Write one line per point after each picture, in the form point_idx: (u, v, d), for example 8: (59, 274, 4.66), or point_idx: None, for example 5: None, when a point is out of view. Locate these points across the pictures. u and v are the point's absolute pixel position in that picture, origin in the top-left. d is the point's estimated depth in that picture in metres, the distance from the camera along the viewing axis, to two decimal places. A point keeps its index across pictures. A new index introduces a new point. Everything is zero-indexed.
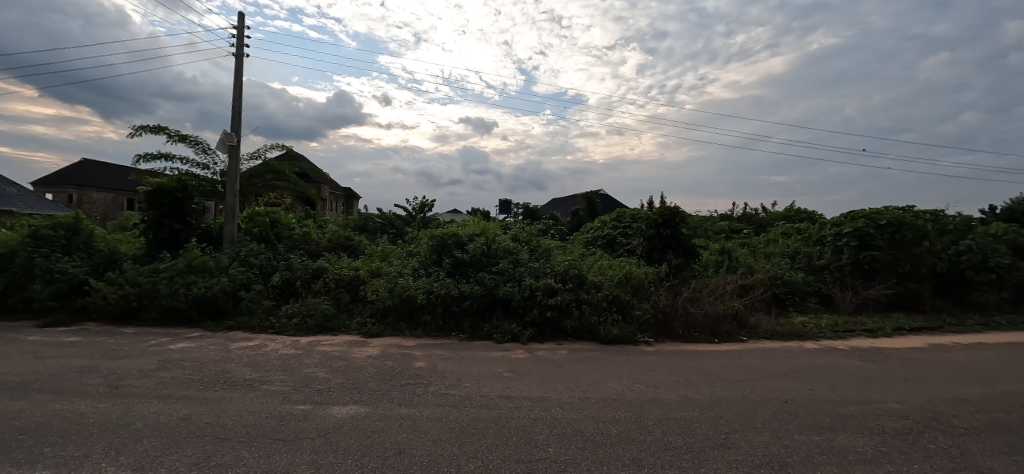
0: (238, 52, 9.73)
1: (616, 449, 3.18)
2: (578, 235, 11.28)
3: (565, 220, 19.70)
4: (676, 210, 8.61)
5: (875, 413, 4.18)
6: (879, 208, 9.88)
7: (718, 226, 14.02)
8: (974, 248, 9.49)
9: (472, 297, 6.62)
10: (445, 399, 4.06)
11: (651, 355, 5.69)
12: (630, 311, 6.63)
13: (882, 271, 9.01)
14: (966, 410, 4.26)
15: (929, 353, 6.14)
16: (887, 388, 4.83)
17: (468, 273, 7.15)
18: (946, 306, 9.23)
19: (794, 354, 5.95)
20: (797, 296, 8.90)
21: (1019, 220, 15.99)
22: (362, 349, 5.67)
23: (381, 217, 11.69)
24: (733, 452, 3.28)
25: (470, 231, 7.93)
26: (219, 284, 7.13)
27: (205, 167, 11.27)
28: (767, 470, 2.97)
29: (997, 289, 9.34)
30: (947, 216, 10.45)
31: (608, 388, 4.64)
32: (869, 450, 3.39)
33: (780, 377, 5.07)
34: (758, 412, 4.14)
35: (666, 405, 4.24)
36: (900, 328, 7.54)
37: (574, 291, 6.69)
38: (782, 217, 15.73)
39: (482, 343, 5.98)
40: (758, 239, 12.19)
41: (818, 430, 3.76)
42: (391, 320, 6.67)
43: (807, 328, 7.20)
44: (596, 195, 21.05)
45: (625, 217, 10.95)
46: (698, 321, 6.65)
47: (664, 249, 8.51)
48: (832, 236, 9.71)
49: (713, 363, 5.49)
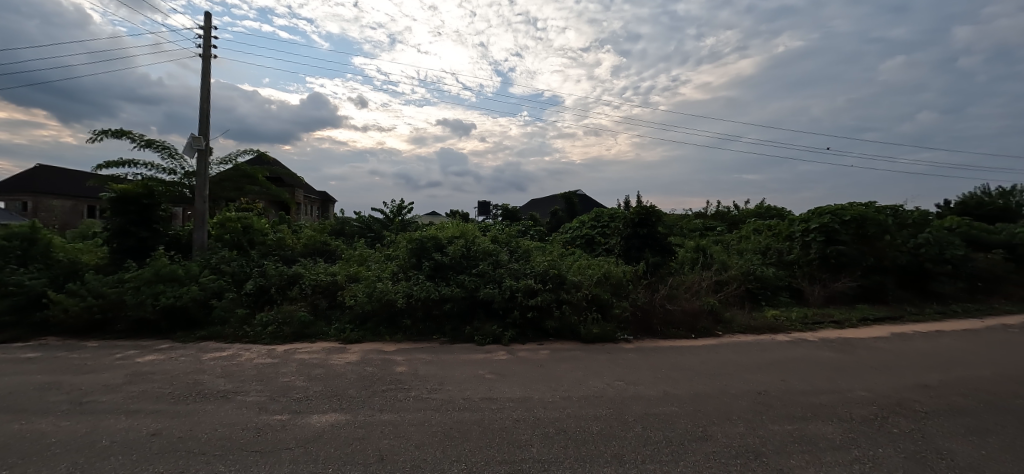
0: (206, 52, 9.43)
1: (599, 446, 3.23)
2: (558, 235, 11.25)
3: (544, 221, 19.49)
4: (653, 209, 8.75)
5: (844, 401, 4.39)
6: (844, 204, 10.28)
7: (693, 224, 14.21)
8: (932, 241, 9.97)
9: (453, 300, 6.54)
10: (427, 403, 4.03)
11: (631, 352, 5.78)
12: (610, 309, 6.67)
13: (848, 264, 9.42)
14: (926, 396, 4.54)
15: (893, 342, 6.44)
16: (854, 376, 5.06)
17: (447, 275, 7.04)
18: (908, 297, 9.66)
19: (767, 347, 6.14)
20: (770, 290, 9.18)
21: (971, 213, 16.36)
22: (341, 355, 5.59)
23: (358, 220, 11.50)
24: (710, 444, 3.41)
25: (449, 234, 7.76)
26: (189, 293, 6.89)
27: (172, 171, 10.84)
28: (744, 462, 3.14)
29: (954, 279, 9.86)
30: (906, 211, 10.97)
31: (589, 386, 4.69)
32: (836, 438, 3.60)
33: (755, 369, 5.24)
34: (734, 404, 4.28)
35: (647, 401, 4.33)
36: (865, 318, 7.89)
37: (554, 291, 6.67)
38: (754, 214, 16.20)
39: (463, 345, 5.96)
40: (732, 236, 12.44)
41: (790, 419, 3.94)
42: (371, 326, 6.56)
43: (779, 320, 7.45)
44: (575, 195, 21.12)
45: (603, 216, 11.02)
46: (676, 317, 6.81)
47: (641, 248, 8.64)
48: (801, 232, 10.06)
49: (691, 359, 5.61)
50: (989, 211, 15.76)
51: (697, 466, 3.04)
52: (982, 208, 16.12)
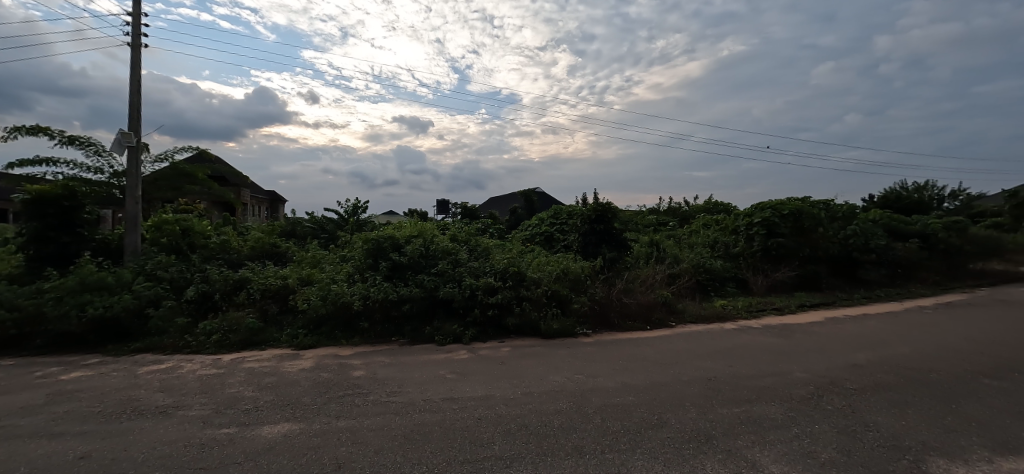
0: (135, 41, 8.69)
1: (560, 439, 3.28)
2: (517, 232, 11.28)
3: (504, 219, 19.54)
4: (609, 205, 8.98)
5: (785, 382, 4.71)
6: (784, 199, 11.01)
7: (647, 220, 14.71)
8: (859, 232, 10.87)
9: (412, 300, 6.41)
10: (386, 407, 3.93)
11: (590, 346, 5.91)
12: (569, 304, 6.79)
13: (787, 256, 10.11)
14: (855, 374, 4.95)
15: (826, 326, 6.98)
16: (793, 359, 5.43)
17: (406, 276, 6.89)
18: (839, 284, 10.50)
19: (716, 335, 6.47)
20: (718, 281, 9.68)
21: (891, 206, 17.99)
22: (294, 362, 5.34)
23: (311, 220, 11.05)
24: (666, 430, 3.55)
25: (406, 233, 7.56)
26: (121, 303, 6.32)
27: (99, 171, 9.92)
28: (696, 446, 3.30)
29: (877, 267, 10.82)
30: (837, 205, 11.86)
31: (550, 381, 4.75)
32: (779, 418, 3.86)
33: (706, 357, 5.51)
34: (688, 391, 4.48)
35: (606, 392, 4.45)
36: (801, 305, 8.51)
37: (514, 288, 6.69)
38: (703, 209, 17.02)
39: (424, 346, 5.87)
40: (683, 230, 12.97)
41: (738, 402, 4.18)
42: (326, 330, 6.32)
43: (727, 310, 7.88)
44: (534, 193, 21.33)
45: (562, 214, 11.07)
46: (632, 310, 7.04)
47: (598, 243, 8.85)
48: (745, 226, 10.66)
49: (647, 350, 5.81)
50: (905, 204, 17.41)
51: (654, 452, 3.16)
52: (899, 201, 17.77)
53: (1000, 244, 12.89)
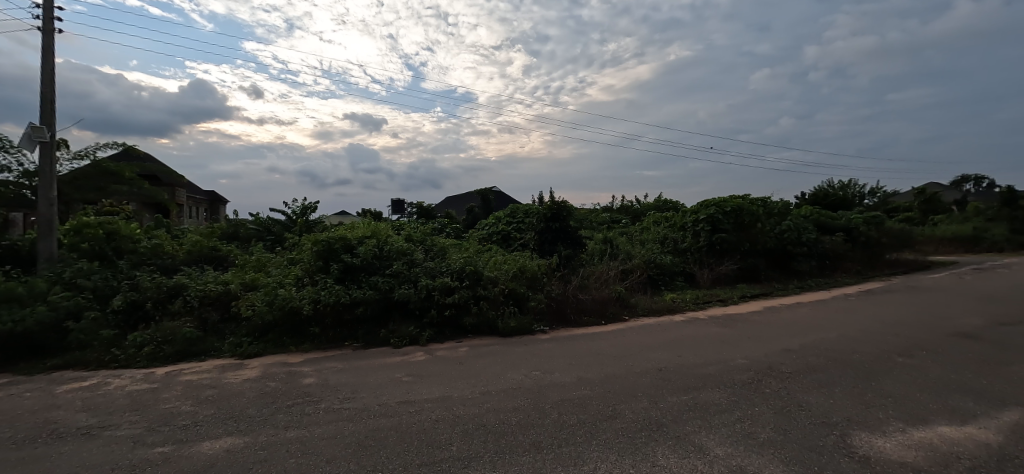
0: (47, 25, 7.84)
1: (518, 436, 3.30)
2: (474, 232, 11.22)
3: (461, 218, 19.40)
4: (564, 204, 9.17)
5: (728, 369, 5.00)
6: (726, 196, 11.71)
7: (601, 218, 15.11)
8: (792, 227, 11.73)
9: (366, 303, 6.22)
10: (339, 414, 3.78)
11: (548, 342, 6.00)
12: (526, 302, 6.86)
13: (729, 250, 10.75)
14: (789, 359, 5.34)
15: (765, 315, 7.49)
16: (736, 347, 5.77)
17: (359, 278, 6.67)
18: (776, 275, 11.29)
19: (666, 327, 6.76)
20: (667, 276, 10.11)
21: (819, 203, 19.55)
22: (238, 372, 5.03)
23: (255, 222, 10.48)
24: (619, 421, 3.66)
25: (359, 234, 7.30)
26: (34, 316, 5.68)
27: (4, 169, 8.86)
28: (648, 434, 3.43)
29: (808, 259, 11.73)
30: (773, 202, 12.69)
31: (507, 379, 4.77)
32: (723, 403, 4.09)
33: (657, 349, 5.74)
34: (640, 381, 4.65)
35: (562, 387, 4.52)
36: (743, 296, 9.07)
37: (471, 288, 6.67)
38: (653, 207, 17.73)
39: (379, 349, 5.71)
40: (635, 227, 13.45)
41: (686, 390, 4.39)
42: (273, 337, 6.00)
43: (676, 302, 8.25)
44: (491, 192, 21.33)
45: (518, 212, 10.93)
46: (587, 306, 7.22)
47: (554, 241, 8.99)
48: (692, 222, 11.22)
49: (601, 344, 5.97)
50: (831, 201, 18.99)
51: (609, 443, 3.25)
52: (826, 198, 19.35)
53: (910, 235, 14.37)
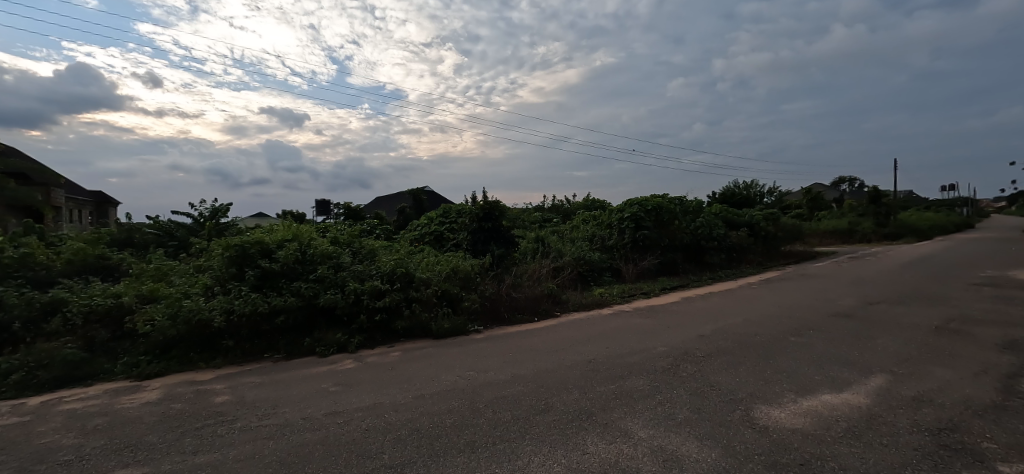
0: None
1: (452, 438, 3.29)
2: (405, 233, 10.94)
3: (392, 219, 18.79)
4: (497, 203, 9.25)
5: (650, 357, 5.38)
6: (647, 196, 12.53)
7: (533, 217, 15.47)
8: (705, 224, 12.84)
9: (287, 311, 5.83)
10: (257, 433, 3.52)
11: (482, 342, 6.04)
12: (460, 302, 6.84)
13: (651, 246, 11.53)
14: (703, 344, 5.86)
15: (682, 305, 8.14)
16: (657, 336, 6.21)
17: (279, 284, 6.21)
18: (691, 268, 12.31)
19: (595, 321, 7.11)
20: (596, 271, 10.61)
21: (727, 202, 21.61)
22: (136, 395, 4.48)
23: (154, 226, 9.38)
24: (551, 414, 3.79)
25: (278, 237, 6.80)
26: None
27: None
28: (578, 424, 3.59)
29: (718, 252, 12.93)
30: (688, 201, 13.80)
31: (441, 381, 4.73)
32: (645, 389, 4.40)
33: (587, 342, 6.02)
34: (571, 374, 4.85)
35: (496, 386, 4.58)
36: (663, 288, 9.78)
37: (402, 290, 6.51)
38: (582, 206, 18.49)
39: (303, 360, 5.38)
40: (565, 226, 13.92)
41: (613, 379, 4.65)
42: (178, 353, 5.41)
43: (604, 297, 8.69)
44: (423, 191, 20.89)
45: (451, 212, 10.90)
46: (520, 303, 7.38)
47: (487, 241, 9.05)
48: (618, 220, 11.86)
49: (534, 340, 6.12)
50: (737, 200, 21.11)
51: (541, 436, 3.35)
52: (733, 198, 21.45)
53: (799, 229, 16.42)
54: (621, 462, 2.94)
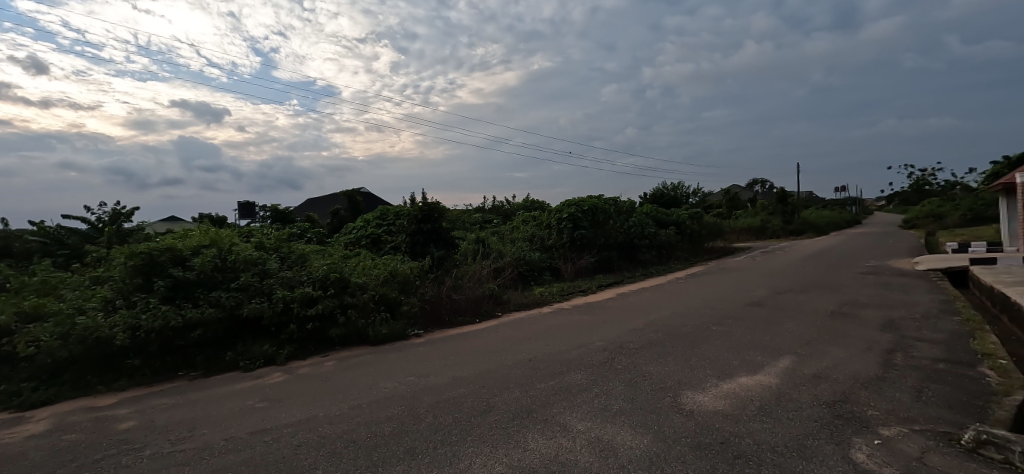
0: None
1: (391, 447, 3.21)
2: (339, 236, 10.46)
3: (326, 223, 17.81)
4: (436, 205, 9.12)
5: (588, 352, 5.60)
6: (584, 196, 12.99)
7: (473, 218, 15.44)
8: (637, 223, 13.59)
9: (205, 324, 5.34)
10: (170, 460, 3.20)
11: (423, 346, 5.95)
12: (399, 307, 6.70)
13: (588, 245, 11.98)
14: (636, 337, 6.20)
15: (617, 300, 8.55)
16: (594, 332, 6.47)
17: (195, 294, 5.66)
18: (625, 265, 12.97)
19: (535, 319, 7.27)
20: (537, 271, 10.84)
21: (658, 202, 22.99)
22: (17, 429, 3.89)
23: (38, 233, 8.17)
24: (493, 414, 3.83)
25: (193, 243, 6.21)
26: None
27: None
28: (519, 422, 3.65)
29: (650, 250, 13.74)
30: (622, 201, 14.50)
31: (380, 389, 4.60)
32: (583, 383, 4.57)
33: (528, 340, 6.14)
34: (512, 373, 4.92)
35: (437, 390, 4.53)
36: (600, 285, 10.22)
37: (337, 296, 6.24)
38: (523, 207, 18.79)
39: (225, 376, 4.99)
40: (506, 226, 14.06)
41: (553, 376, 4.78)
42: (71, 377, 4.76)
43: (544, 296, 8.90)
44: (359, 192, 20.02)
45: (388, 214, 10.59)
46: (461, 305, 7.39)
47: (427, 243, 8.92)
48: (557, 221, 12.19)
49: (476, 342, 6.14)
50: (666, 200, 22.54)
51: (482, 437, 3.37)
52: (662, 198, 22.86)
53: (720, 227, 17.89)
54: (560, 455, 3.03)
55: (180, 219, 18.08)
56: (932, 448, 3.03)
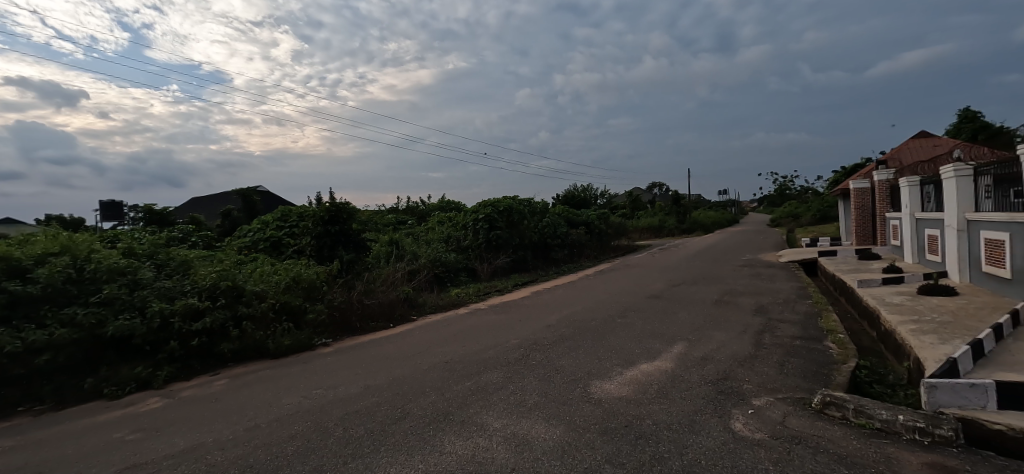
0: None
1: (295, 467, 3.00)
2: (231, 240, 9.43)
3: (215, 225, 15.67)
4: (345, 205, 8.64)
5: (503, 350, 5.73)
6: (500, 197, 13.23)
7: (386, 219, 14.96)
8: (550, 224, 14.27)
9: (56, 348, 4.36)
10: None
11: (331, 356, 5.64)
12: (303, 316, 6.29)
13: (504, 245, 12.24)
14: (549, 333, 6.49)
15: (532, 298, 8.87)
16: (509, 330, 6.64)
17: (38, 313, 4.63)
18: (539, 264, 13.54)
19: (451, 321, 7.27)
20: (453, 272, 10.82)
21: (570, 203, 24.20)
22: None
23: None
24: (408, 420, 3.76)
25: (35, 250, 5.07)
26: None
27: None
28: (435, 426, 3.63)
29: (561, 249, 14.53)
30: (536, 202, 15.04)
31: (282, 406, 4.26)
32: (499, 381, 4.68)
33: (445, 343, 6.11)
34: (427, 377, 4.86)
35: (347, 401, 4.33)
36: (516, 284, 10.53)
37: (228, 307, 5.64)
38: (438, 208, 18.62)
39: (85, 406, 4.28)
40: (421, 227, 13.82)
41: (469, 377, 4.82)
42: None
43: (460, 297, 8.92)
44: (255, 191, 18.00)
45: (290, 215, 9.80)
46: (374, 310, 7.16)
47: (334, 246, 8.45)
48: (473, 221, 12.26)
49: (390, 347, 5.96)
50: (577, 202, 23.85)
51: (396, 445, 3.30)
52: (573, 200, 24.14)
53: (624, 226, 19.46)
54: (476, 455, 3.08)
55: (11, 220, 14.77)
56: (791, 412, 3.60)
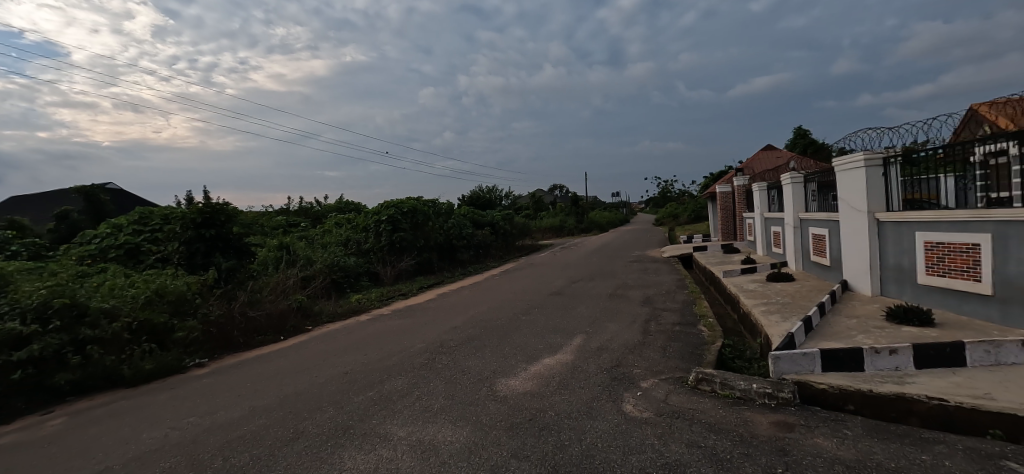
0: None
1: None
2: (67, 248, 7.80)
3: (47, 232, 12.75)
4: (223, 206, 7.69)
5: (407, 356, 5.63)
6: (403, 197, 12.89)
7: (274, 222, 13.67)
8: (455, 225, 14.33)
9: None
10: None
11: (208, 377, 5.03)
12: (169, 336, 5.52)
13: (408, 247, 11.98)
14: (454, 335, 6.52)
15: (438, 301, 8.82)
16: (414, 335, 6.54)
17: None
18: (445, 265, 13.54)
19: (351, 329, 6.93)
20: (353, 277, 10.29)
21: (476, 204, 24.44)
22: None
23: None
24: (303, 441, 3.52)
25: None
26: None
27: None
28: (335, 443, 3.46)
29: (467, 250, 14.70)
30: (441, 203, 14.96)
31: (144, 441, 3.69)
32: (403, 388, 4.60)
33: (344, 353, 5.82)
34: (324, 391, 4.59)
35: (228, 427, 3.90)
36: (421, 286, 10.39)
37: (61, 332, 4.59)
38: (335, 209, 17.51)
39: None
40: (315, 230, 12.86)
41: (371, 386, 4.65)
42: None
43: (361, 303, 8.54)
44: (101, 190, 15.00)
45: (150, 217, 8.41)
46: (261, 323, 6.61)
47: (209, 252, 7.51)
48: (374, 223, 11.76)
49: (281, 362, 5.50)
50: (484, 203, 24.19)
51: (291, 468, 3.07)
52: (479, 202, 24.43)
53: (527, 227, 20.28)
54: (381, 467, 3.01)
55: None
56: (671, 391, 4.10)
